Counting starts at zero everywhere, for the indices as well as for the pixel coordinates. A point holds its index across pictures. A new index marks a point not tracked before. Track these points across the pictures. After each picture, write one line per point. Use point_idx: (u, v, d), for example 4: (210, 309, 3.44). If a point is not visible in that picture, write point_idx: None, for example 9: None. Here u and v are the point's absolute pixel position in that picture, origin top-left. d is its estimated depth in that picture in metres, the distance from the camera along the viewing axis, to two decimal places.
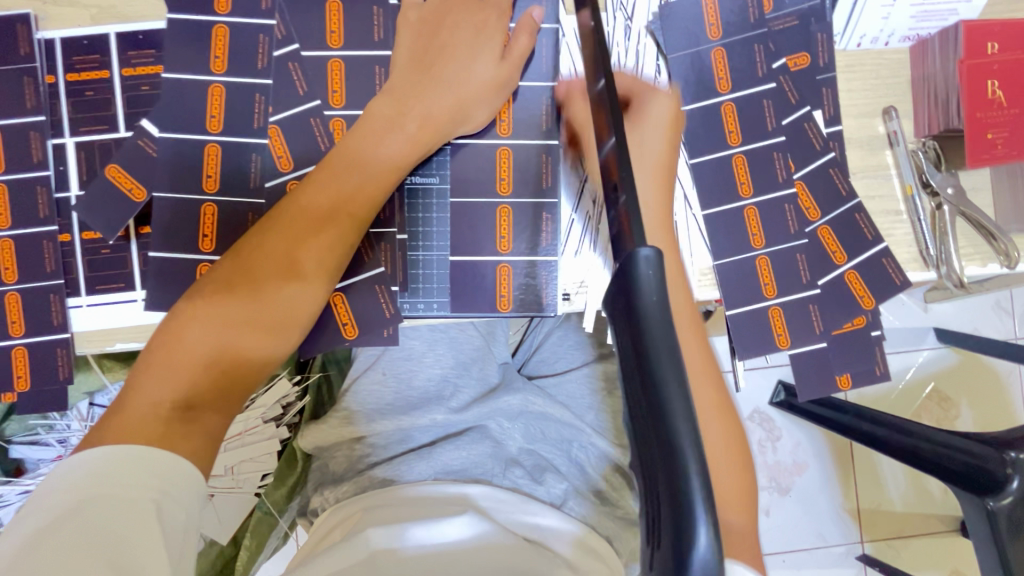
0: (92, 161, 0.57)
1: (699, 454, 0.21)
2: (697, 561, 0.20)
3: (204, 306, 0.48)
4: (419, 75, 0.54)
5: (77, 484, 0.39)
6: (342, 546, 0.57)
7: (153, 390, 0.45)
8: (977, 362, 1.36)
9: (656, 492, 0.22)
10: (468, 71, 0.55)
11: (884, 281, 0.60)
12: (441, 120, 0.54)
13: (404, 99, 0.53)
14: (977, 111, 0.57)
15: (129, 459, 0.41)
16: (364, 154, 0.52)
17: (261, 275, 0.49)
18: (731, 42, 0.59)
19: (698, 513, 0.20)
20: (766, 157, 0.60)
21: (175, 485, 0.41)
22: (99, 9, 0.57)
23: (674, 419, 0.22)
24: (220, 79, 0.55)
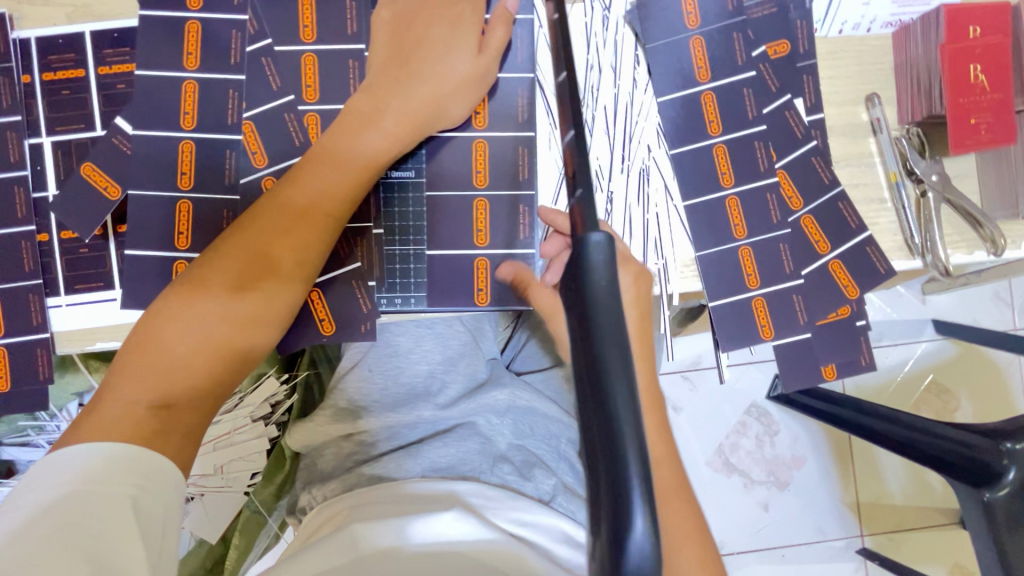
0: (70, 160, 0.57)
1: (637, 438, 0.21)
2: (631, 547, 0.19)
3: (178, 305, 0.47)
4: (396, 70, 0.53)
5: (55, 481, 0.39)
6: (328, 544, 0.56)
7: (127, 391, 0.44)
8: (976, 353, 1.35)
9: (596, 482, 0.21)
10: (446, 65, 0.53)
11: (868, 270, 0.60)
12: (421, 116, 0.53)
13: (381, 96, 0.52)
14: (961, 96, 0.56)
15: (105, 457, 0.41)
16: (341, 151, 0.51)
17: (237, 273, 0.48)
18: (710, 30, 0.59)
19: (635, 502, 0.20)
20: (747, 146, 0.60)
21: (151, 481, 0.41)
22: (74, 8, 0.57)
23: (615, 404, 0.21)
24: (193, 75, 0.55)
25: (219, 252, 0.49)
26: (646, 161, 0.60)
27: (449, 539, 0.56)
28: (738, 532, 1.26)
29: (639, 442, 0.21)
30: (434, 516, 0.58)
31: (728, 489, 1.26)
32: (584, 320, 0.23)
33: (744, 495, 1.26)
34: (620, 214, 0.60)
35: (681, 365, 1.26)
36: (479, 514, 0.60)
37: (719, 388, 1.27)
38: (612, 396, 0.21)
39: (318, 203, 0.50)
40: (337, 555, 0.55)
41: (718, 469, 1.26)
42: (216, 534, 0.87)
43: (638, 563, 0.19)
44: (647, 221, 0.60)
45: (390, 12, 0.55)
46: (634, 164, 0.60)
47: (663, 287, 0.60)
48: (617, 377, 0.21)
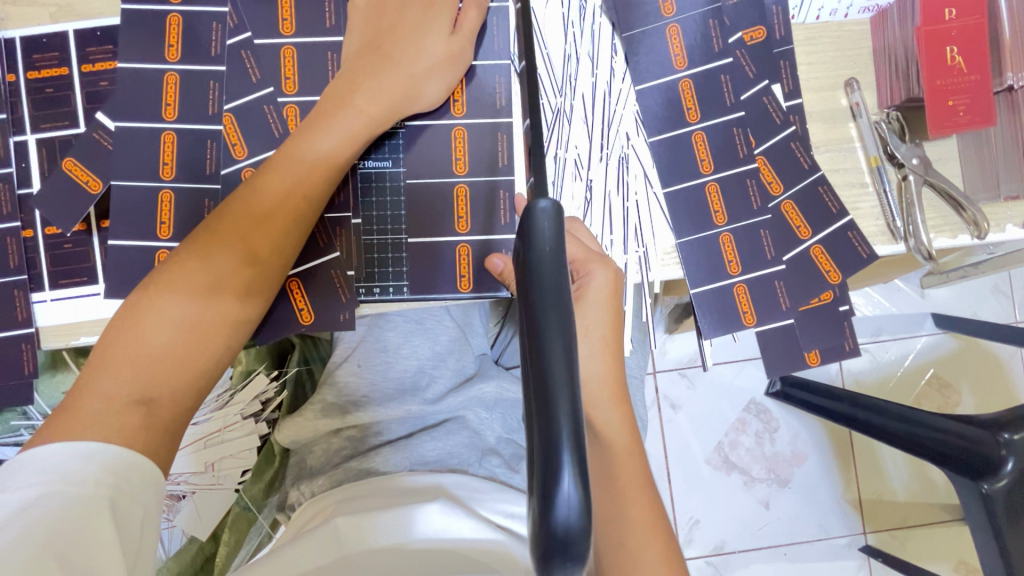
0: (53, 156, 0.58)
1: (570, 403, 0.21)
2: (560, 503, 0.20)
3: (159, 296, 0.47)
4: (371, 55, 0.54)
5: (28, 480, 0.39)
6: (313, 541, 0.56)
7: (108, 385, 0.44)
8: (977, 347, 1.34)
9: (531, 444, 0.21)
10: (420, 47, 0.54)
11: (851, 256, 0.59)
12: (395, 96, 0.53)
13: (357, 80, 0.53)
14: (939, 78, 0.56)
15: (79, 454, 0.41)
16: (317, 135, 0.51)
17: (217, 263, 0.48)
18: (686, 18, 0.59)
19: (565, 458, 0.20)
20: (726, 133, 0.60)
21: (125, 477, 0.41)
22: (58, 8, 0.58)
23: (551, 369, 0.21)
24: (175, 68, 0.56)
25: (197, 244, 0.49)
26: (625, 149, 0.60)
27: (433, 535, 0.56)
28: (738, 529, 1.25)
29: (573, 405, 0.21)
30: (418, 511, 0.57)
31: (728, 488, 1.25)
32: (526, 287, 0.24)
33: (745, 493, 1.25)
34: (600, 203, 0.60)
35: (677, 361, 1.26)
36: (465, 505, 0.60)
37: (716, 383, 1.26)
38: (549, 358, 0.22)
39: (297, 191, 0.51)
40: (321, 554, 0.55)
41: (717, 467, 1.25)
42: (206, 532, 0.86)
43: (566, 519, 0.20)
44: (626, 210, 0.60)
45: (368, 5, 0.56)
46: (613, 152, 0.60)
47: (644, 275, 0.60)
48: (554, 340, 0.22)
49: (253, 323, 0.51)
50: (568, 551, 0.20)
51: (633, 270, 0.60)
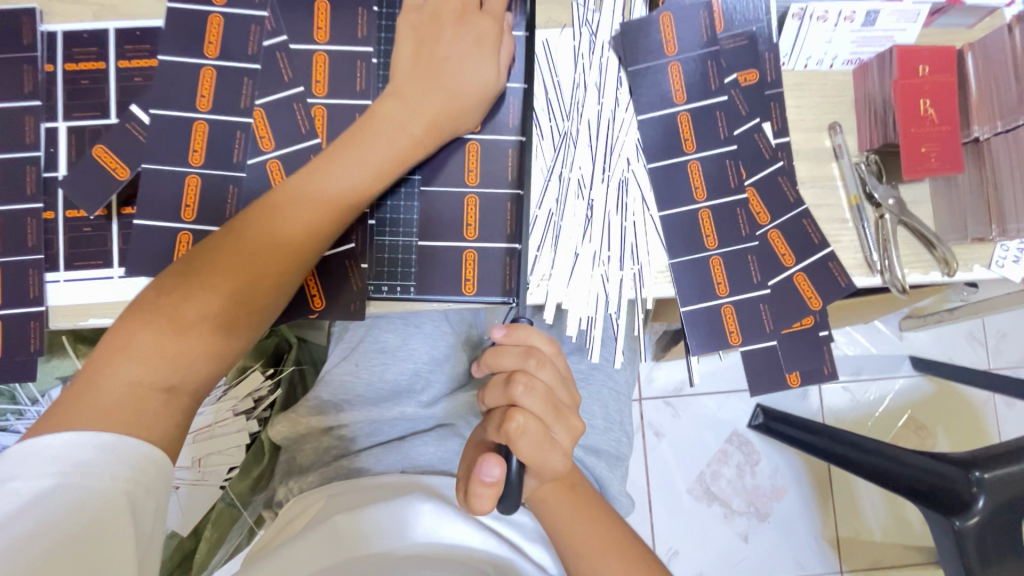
0: (81, 144, 0.60)
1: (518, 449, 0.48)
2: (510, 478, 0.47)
3: (193, 287, 0.49)
4: (422, 75, 0.58)
5: (43, 469, 0.41)
6: (312, 535, 0.59)
7: (129, 371, 0.46)
8: (951, 391, 1.38)
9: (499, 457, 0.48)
10: (472, 79, 0.58)
11: (830, 284, 0.64)
12: (444, 121, 0.58)
13: (411, 100, 0.57)
14: (913, 127, 0.61)
15: (90, 447, 0.42)
16: (364, 147, 0.55)
17: (254, 258, 0.51)
18: (687, 57, 0.64)
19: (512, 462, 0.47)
20: (719, 164, 0.64)
21: (142, 472, 0.43)
22: (102, 7, 0.61)
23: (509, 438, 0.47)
24: (211, 63, 0.59)
25: (230, 244, 0.51)
26: (625, 173, 0.64)
27: (442, 540, 0.60)
28: (715, 560, 1.25)
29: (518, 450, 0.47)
30: (411, 517, 0.61)
31: (709, 519, 1.26)
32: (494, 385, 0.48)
33: (724, 525, 1.26)
34: (600, 220, 0.63)
35: (664, 387, 1.28)
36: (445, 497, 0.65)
37: (701, 410, 1.29)
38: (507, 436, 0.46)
39: (344, 200, 0.54)
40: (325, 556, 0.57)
41: (698, 498, 1.27)
42: (188, 527, 0.84)
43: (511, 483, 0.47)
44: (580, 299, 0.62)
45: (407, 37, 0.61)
46: (614, 175, 0.64)
47: (638, 291, 0.63)
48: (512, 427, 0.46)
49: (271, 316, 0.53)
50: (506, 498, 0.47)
51: (627, 286, 0.63)
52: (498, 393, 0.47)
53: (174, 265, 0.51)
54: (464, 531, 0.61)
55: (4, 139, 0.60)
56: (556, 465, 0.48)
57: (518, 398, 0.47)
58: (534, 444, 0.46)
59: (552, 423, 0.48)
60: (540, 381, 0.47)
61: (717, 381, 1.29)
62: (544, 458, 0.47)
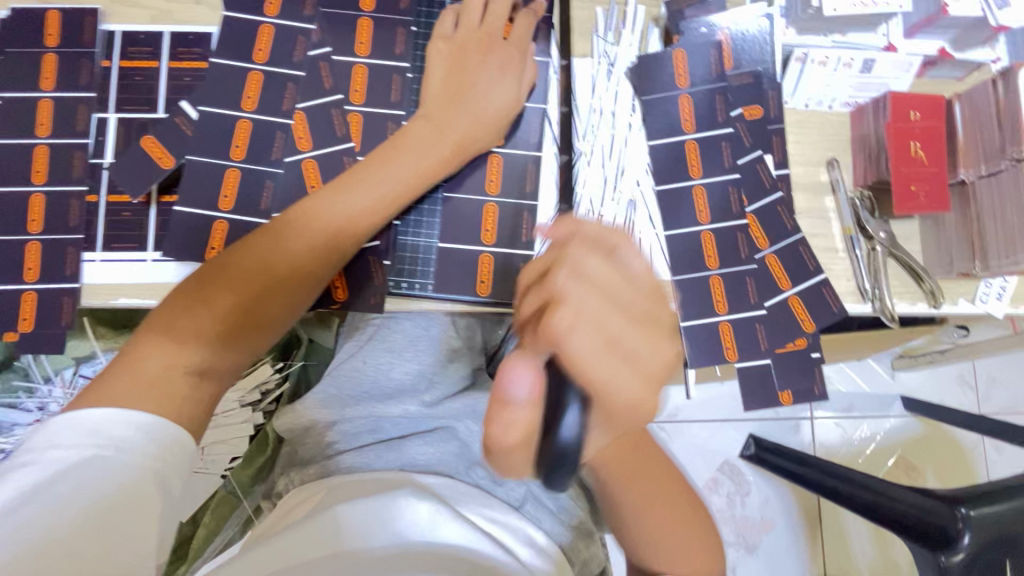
0: (129, 135, 0.65)
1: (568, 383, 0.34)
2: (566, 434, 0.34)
3: (230, 284, 0.55)
4: (450, 102, 0.64)
5: (82, 441, 0.43)
6: (310, 524, 0.59)
7: (167, 355, 0.50)
8: (940, 432, 1.41)
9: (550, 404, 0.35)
10: (495, 104, 0.64)
11: (823, 307, 0.67)
12: (467, 143, 0.63)
13: (439, 122, 0.62)
14: (904, 167, 0.65)
15: (126, 424, 0.45)
16: (395, 162, 0.60)
17: (287, 263, 0.56)
18: (696, 90, 0.69)
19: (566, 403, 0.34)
20: (722, 191, 0.68)
21: (169, 452, 0.46)
22: (159, 12, 0.67)
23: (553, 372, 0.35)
24: (259, 68, 0.64)
25: (264, 248, 0.57)
26: (634, 194, 0.68)
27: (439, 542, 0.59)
28: None
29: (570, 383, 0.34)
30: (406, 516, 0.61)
31: None
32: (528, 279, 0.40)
33: None
34: None
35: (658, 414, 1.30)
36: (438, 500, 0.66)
37: (694, 435, 1.31)
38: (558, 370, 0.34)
39: (373, 209, 0.59)
40: (314, 548, 0.56)
41: None
42: None
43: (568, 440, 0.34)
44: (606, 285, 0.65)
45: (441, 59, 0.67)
46: (624, 195, 0.68)
47: None
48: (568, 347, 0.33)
49: (292, 316, 0.58)
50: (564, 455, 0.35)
51: None
52: (536, 295, 0.36)
53: (211, 263, 0.57)
54: (459, 533, 0.61)
55: (56, 125, 0.64)
56: (628, 389, 0.33)
57: (561, 290, 0.35)
58: (593, 348, 0.33)
59: (614, 320, 0.34)
60: (591, 276, 0.35)
61: (710, 407, 1.31)
62: (609, 373, 0.33)
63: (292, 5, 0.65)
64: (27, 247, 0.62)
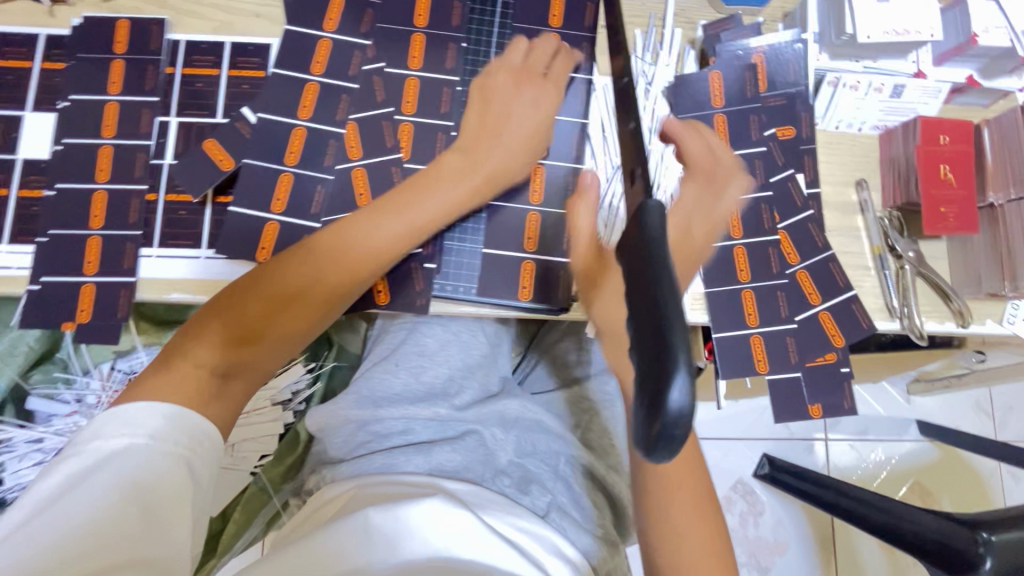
0: (189, 139, 0.68)
1: (684, 342, 0.28)
2: (673, 406, 0.27)
3: (263, 295, 0.56)
4: (487, 133, 0.65)
5: (120, 431, 0.45)
6: (339, 529, 0.58)
7: (199, 357, 0.52)
8: (956, 458, 1.40)
9: (647, 371, 0.28)
10: (527, 138, 0.65)
11: (853, 324, 0.68)
12: (497, 176, 0.64)
13: (473, 152, 0.63)
14: (933, 189, 0.68)
15: (158, 415, 0.47)
16: (431, 192, 0.61)
17: (316, 278, 0.57)
18: (731, 110, 0.71)
19: (679, 373, 0.27)
20: (755, 207, 0.70)
21: (198, 441, 0.48)
22: (222, 24, 0.70)
23: (670, 324, 0.28)
24: (316, 79, 0.67)
25: (297, 261, 0.57)
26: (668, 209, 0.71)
27: (456, 556, 0.58)
28: None
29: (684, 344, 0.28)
30: (428, 523, 0.59)
31: None
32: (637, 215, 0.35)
33: None
34: None
35: None
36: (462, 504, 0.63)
37: (709, 452, 1.31)
38: (671, 332, 0.28)
39: (406, 234, 0.59)
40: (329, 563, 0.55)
41: None
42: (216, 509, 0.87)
43: (677, 413, 0.27)
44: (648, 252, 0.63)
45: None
46: None
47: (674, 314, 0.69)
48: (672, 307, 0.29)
49: (314, 329, 0.59)
50: (674, 431, 0.27)
51: None
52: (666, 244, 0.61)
53: (250, 272, 0.58)
54: (481, 544, 0.59)
55: (121, 126, 0.68)
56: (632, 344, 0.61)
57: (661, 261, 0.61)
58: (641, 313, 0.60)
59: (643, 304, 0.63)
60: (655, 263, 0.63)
61: (726, 424, 1.32)
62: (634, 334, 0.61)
63: (350, 21, 0.69)
64: (87, 242, 0.65)
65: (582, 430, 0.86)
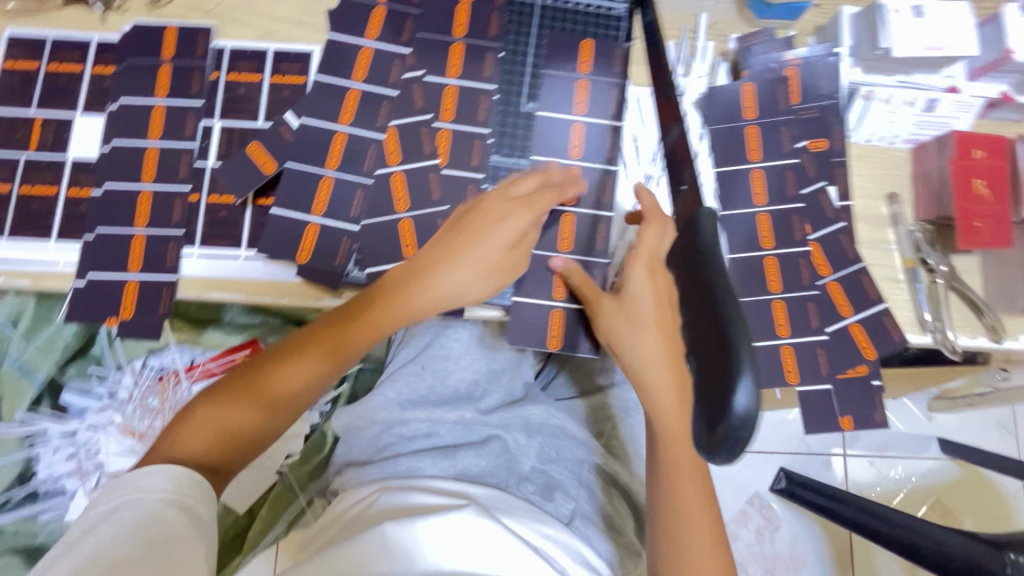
0: (231, 142, 0.70)
1: (748, 352, 0.33)
2: (739, 407, 0.32)
3: (248, 387, 0.55)
4: (458, 246, 0.59)
5: (112, 496, 0.47)
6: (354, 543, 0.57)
7: (190, 445, 0.52)
8: (978, 478, 1.37)
9: (713, 375, 0.33)
10: (499, 256, 0.59)
11: (884, 337, 0.68)
12: (458, 297, 0.60)
13: (438, 269, 0.59)
14: (969, 203, 0.68)
15: (148, 475, 0.48)
16: (408, 298, 0.59)
17: (305, 358, 0.56)
18: (763, 122, 0.72)
19: (745, 377, 0.32)
20: (785, 219, 0.71)
21: (187, 483, 0.48)
22: (265, 32, 0.73)
23: (734, 333, 0.33)
24: (357, 86, 0.69)
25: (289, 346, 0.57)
26: None
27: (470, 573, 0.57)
28: None
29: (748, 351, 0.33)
30: (444, 539, 0.58)
31: None
32: (695, 246, 0.40)
33: None
34: None
35: None
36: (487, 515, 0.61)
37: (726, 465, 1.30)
38: (735, 340, 0.33)
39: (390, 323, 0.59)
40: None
41: None
42: (244, 505, 0.90)
43: (745, 414, 0.31)
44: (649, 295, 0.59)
45: (524, 87, 0.71)
46: None
47: None
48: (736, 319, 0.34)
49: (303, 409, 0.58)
50: (739, 433, 0.32)
51: None
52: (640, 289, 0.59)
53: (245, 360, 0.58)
54: (501, 558, 0.58)
55: (166, 129, 0.70)
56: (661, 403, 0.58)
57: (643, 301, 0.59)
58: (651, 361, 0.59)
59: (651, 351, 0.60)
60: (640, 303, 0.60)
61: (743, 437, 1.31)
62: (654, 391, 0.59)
63: (391, 31, 0.71)
64: (132, 240, 0.67)
65: (605, 438, 0.86)
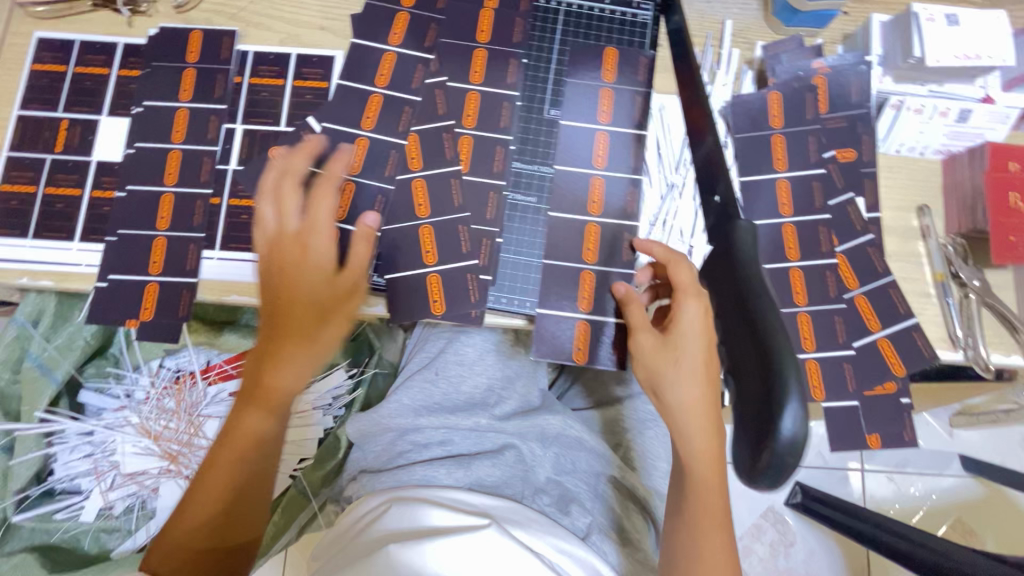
0: (253, 146, 0.70)
1: (795, 386, 0.41)
2: (785, 433, 0.41)
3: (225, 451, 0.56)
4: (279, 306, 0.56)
5: None
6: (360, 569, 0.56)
7: (189, 520, 0.55)
8: (1001, 497, 1.32)
9: (764, 409, 0.41)
10: (325, 294, 0.56)
11: (914, 353, 0.66)
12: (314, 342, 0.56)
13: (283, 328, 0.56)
14: (1002, 216, 0.66)
15: None
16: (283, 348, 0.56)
17: (259, 405, 0.56)
18: (790, 132, 0.71)
19: (790, 406, 0.41)
20: (813, 230, 0.69)
21: None
22: (289, 36, 0.73)
23: (785, 370, 0.42)
24: (380, 91, 0.69)
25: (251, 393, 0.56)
26: None
27: None
28: None
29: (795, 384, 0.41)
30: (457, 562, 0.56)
31: None
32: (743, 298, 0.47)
33: None
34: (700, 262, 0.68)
35: None
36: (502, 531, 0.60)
37: None
38: (786, 377, 0.41)
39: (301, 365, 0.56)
40: None
41: None
42: None
43: (791, 437, 0.40)
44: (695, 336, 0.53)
45: (547, 93, 0.71)
46: None
47: None
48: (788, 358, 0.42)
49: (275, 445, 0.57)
50: (785, 455, 0.41)
51: None
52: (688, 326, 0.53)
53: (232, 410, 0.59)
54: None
55: (189, 132, 0.70)
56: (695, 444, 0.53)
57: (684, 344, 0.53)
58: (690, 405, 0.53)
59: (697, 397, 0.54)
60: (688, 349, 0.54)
61: None
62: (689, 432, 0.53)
63: (414, 36, 0.71)
64: (154, 242, 0.67)
65: (622, 449, 0.85)
